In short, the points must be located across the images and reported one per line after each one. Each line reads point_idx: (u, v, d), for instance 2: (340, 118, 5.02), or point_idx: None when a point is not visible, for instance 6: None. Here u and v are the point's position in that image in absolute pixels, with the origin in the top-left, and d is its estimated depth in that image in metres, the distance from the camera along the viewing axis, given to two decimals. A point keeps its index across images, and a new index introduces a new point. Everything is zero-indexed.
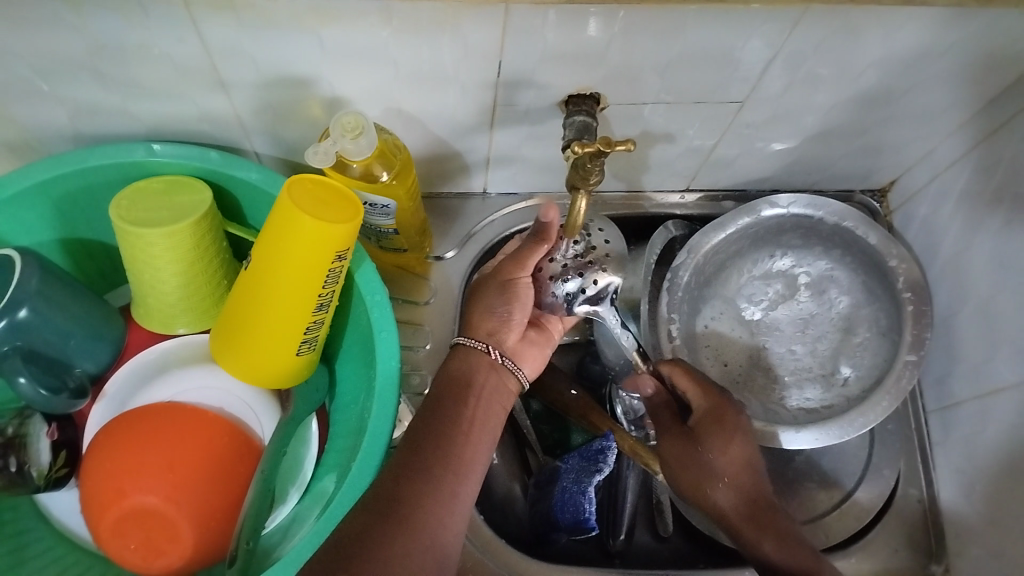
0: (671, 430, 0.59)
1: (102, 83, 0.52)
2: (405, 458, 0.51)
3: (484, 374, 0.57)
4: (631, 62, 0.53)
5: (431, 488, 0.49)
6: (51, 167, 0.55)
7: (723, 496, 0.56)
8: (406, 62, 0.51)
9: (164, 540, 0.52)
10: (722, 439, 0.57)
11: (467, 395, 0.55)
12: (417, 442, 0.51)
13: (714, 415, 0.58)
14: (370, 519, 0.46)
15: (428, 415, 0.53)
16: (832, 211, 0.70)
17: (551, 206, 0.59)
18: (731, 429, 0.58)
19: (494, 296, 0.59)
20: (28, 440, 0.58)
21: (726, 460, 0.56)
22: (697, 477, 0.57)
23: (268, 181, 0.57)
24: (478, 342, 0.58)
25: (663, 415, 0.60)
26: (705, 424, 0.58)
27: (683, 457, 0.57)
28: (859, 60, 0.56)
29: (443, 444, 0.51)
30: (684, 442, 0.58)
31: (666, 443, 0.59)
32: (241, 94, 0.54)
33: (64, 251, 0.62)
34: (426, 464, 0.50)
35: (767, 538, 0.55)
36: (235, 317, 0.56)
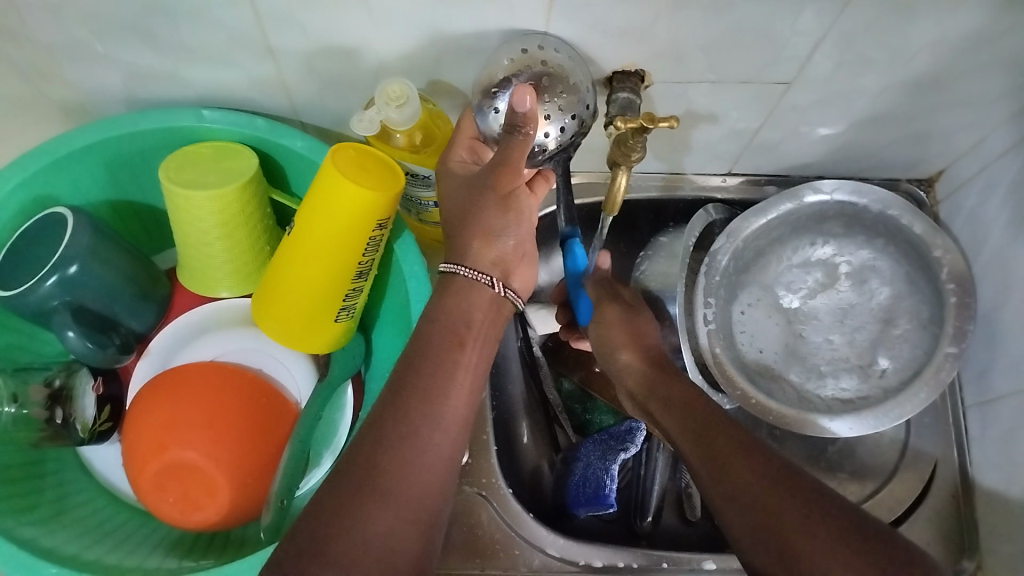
0: (609, 302, 0.65)
1: (154, 46, 0.53)
2: (385, 415, 0.47)
3: (484, 311, 0.52)
4: (677, 40, 0.53)
5: (414, 457, 0.45)
6: (105, 128, 0.56)
7: (632, 355, 0.62)
8: (452, 33, 0.52)
9: (201, 495, 0.54)
10: (644, 319, 0.65)
11: (460, 337, 0.50)
12: (403, 397, 0.47)
13: (636, 303, 0.66)
14: (345, 497, 0.43)
15: (420, 363, 0.49)
16: (877, 199, 0.68)
17: (526, 91, 0.47)
18: (643, 315, 0.65)
19: (494, 216, 0.52)
20: (75, 394, 0.60)
21: (650, 338, 0.63)
22: (622, 335, 0.63)
23: (312, 150, 0.58)
24: (478, 272, 0.52)
25: (600, 287, 0.66)
26: (634, 305, 0.66)
27: (618, 320, 0.64)
28: (911, 43, 0.55)
29: (430, 399, 0.47)
30: (619, 320, 0.64)
31: (602, 309, 0.64)
32: (289, 62, 0.55)
33: (115, 213, 0.64)
34: (413, 426, 0.46)
35: (676, 386, 0.57)
36: (275, 276, 0.56)
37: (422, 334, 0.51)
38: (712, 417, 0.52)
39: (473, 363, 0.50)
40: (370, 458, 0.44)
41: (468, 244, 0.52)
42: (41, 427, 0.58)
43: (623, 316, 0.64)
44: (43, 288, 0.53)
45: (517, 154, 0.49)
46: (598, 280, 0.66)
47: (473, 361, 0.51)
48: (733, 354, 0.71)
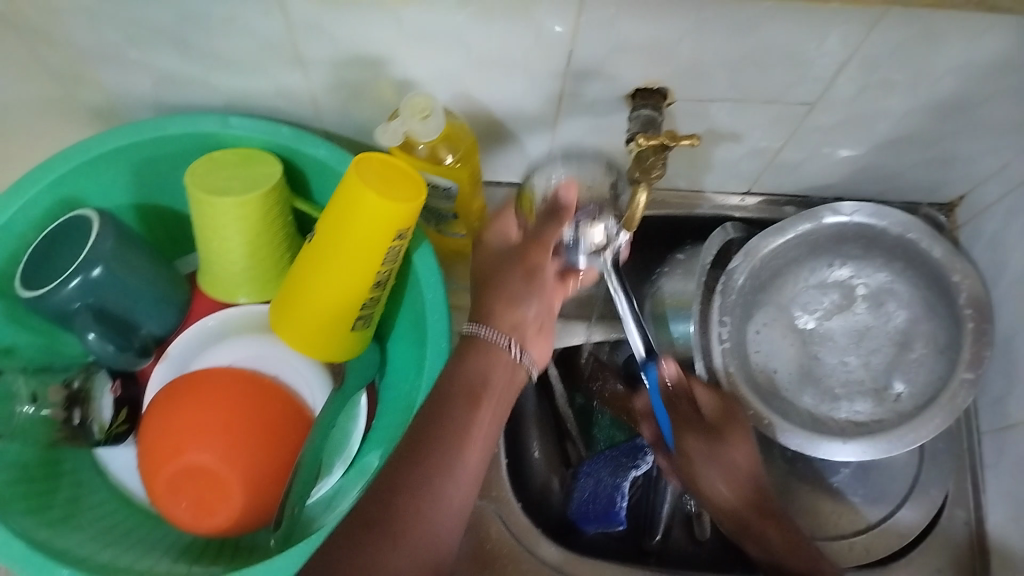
0: (689, 429, 0.58)
1: (186, 52, 0.54)
2: (403, 461, 0.47)
3: (500, 373, 0.52)
4: (703, 59, 0.53)
5: (427, 499, 0.46)
6: (132, 132, 0.57)
7: (729, 491, 0.59)
8: (479, 48, 0.52)
9: (215, 499, 0.54)
10: (732, 442, 0.59)
11: (474, 395, 0.50)
12: (420, 445, 0.48)
13: (728, 418, 0.60)
14: (360, 530, 0.44)
15: (436, 415, 0.49)
16: (897, 221, 0.68)
17: (572, 184, 0.55)
18: (737, 431, 0.60)
19: (517, 286, 0.55)
20: (93, 396, 0.61)
21: (743, 463, 0.59)
22: (713, 473, 0.58)
23: (335, 158, 0.58)
24: (498, 334, 0.53)
25: (678, 409, 0.59)
26: (719, 431, 0.59)
27: (701, 455, 0.58)
28: (937, 67, 0.55)
29: (445, 455, 0.47)
30: (699, 445, 0.58)
31: (684, 439, 0.58)
32: (317, 72, 0.55)
33: (139, 216, 0.64)
34: (428, 471, 0.46)
35: (772, 528, 0.58)
36: (295, 284, 0.57)
37: (441, 390, 0.51)
38: (812, 556, 0.56)
39: (487, 420, 0.50)
40: (387, 497, 0.45)
41: (493, 307, 0.54)
42: (59, 427, 0.58)
43: (706, 450, 0.58)
44: (67, 290, 0.54)
45: (549, 237, 0.55)
46: (674, 398, 0.58)
47: (487, 419, 0.50)
48: (747, 373, 0.71)
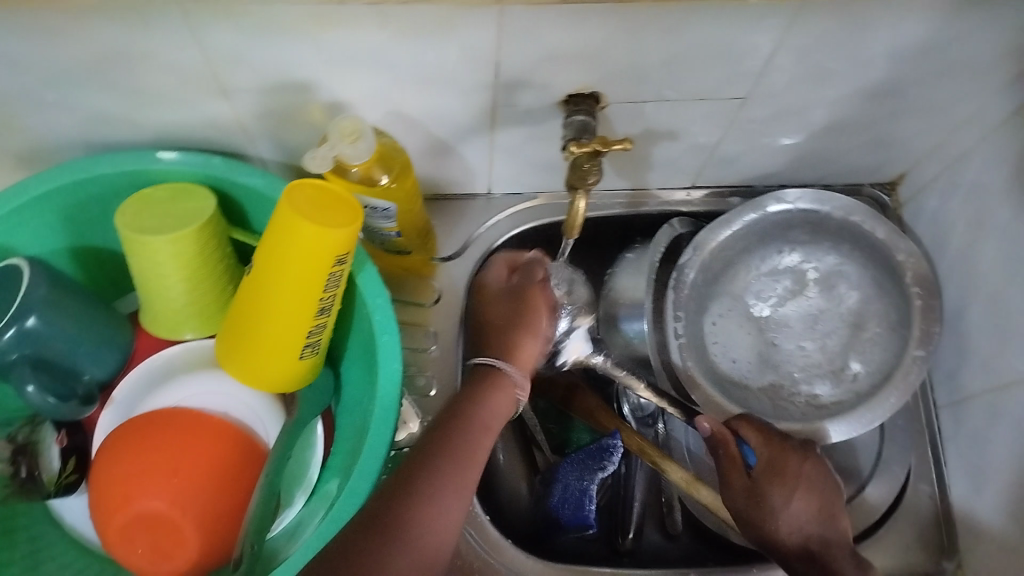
0: (739, 482, 0.60)
1: (107, 91, 0.52)
2: (415, 470, 0.52)
3: (503, 406, 0.58)
4: (632, 61, 0.53)
5: (436, 508, 0.50)
6: (59, 175, 0.55)
7: (792, 542, 0.58)
8: (405, 66, 0.52)
9: (171, 543, 0.53)
10: (786, 489, 0.59)
11: (489, 425, 0.56)
12: (433, 458, 0.52)
13: (778, 457, 0.60)
14: (369, 529, 0.48)
15: (449, 433, 0.54)
16: (838, 205, 0.69)
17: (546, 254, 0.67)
18: (793, 475, 0.60)
19: (525, 317, 0.64)
20: (40, 446, 0.59)
21: (801, 509, 0.59)
22: (773, 523, 0.58)
23: (271, 186, 0.57)
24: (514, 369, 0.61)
25: (728, 459, 0.61)
26: (765, 479, 0.60)
27: (754, 506, 0.59)
28: (866, 52, 0.55)
29: (455, 470, 0.52)
30: (746, 492, 0.60)
31: (733, 491, 0.61)
32: (243, 101, 0.54)
33: (75, 260, 0.63)
34: (439, 483, 0.51)
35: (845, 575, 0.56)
36: (239, 319, 0.56)
37: (452, 410, 0.57)
38: None
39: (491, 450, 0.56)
40: (400, 501, 0.50)
41: (503, 343, 0.63)
42: (6, 483, 0.57)
43: (753, 500, 0.59)
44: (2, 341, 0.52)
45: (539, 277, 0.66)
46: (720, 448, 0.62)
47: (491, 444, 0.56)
48: (705, 366, 0.71)
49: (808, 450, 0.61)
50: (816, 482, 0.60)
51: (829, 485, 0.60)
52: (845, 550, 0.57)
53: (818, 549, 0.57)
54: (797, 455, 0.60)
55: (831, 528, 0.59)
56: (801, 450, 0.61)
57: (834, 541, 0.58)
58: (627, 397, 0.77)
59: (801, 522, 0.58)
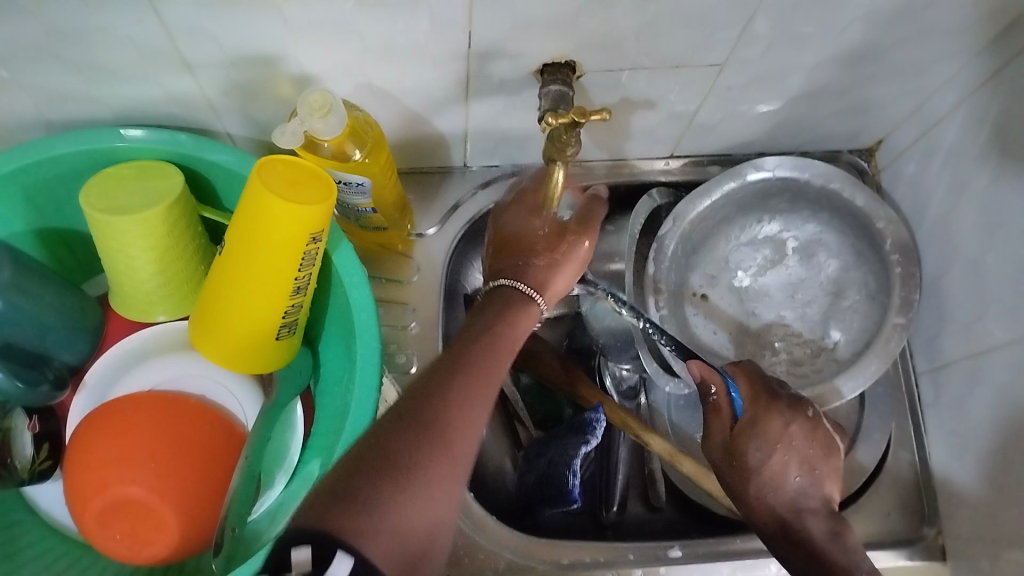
0: (719, 433, 0.59)
1: (65, 68, 0.51)
2: (447, 377, 0.49)
3: (525, 321, 0.56)
4: (608, 28, 0.52)
5: (467, 414, 0.47)
6: (18, 155, 0.54)
7: (761, 506, 0.56)
8: (374, 37, 0.50)
9: (149, 529, 0.52)
10: (756, 451, 0.57)
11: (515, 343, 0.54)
12: (464, 368, 0.50)
13: (759, 414, 0.58)
14: (409, 431, 0.45)
15: (478, 343, 0.52)
16: (817, 173, 0.69)
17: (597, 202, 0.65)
18: (772, 435, 0.57)
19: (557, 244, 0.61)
20: (13, 433, 0.57)
21: (774, 473, 0.56)
22: (744, 483, 0.57)
23: (241, 163, 0.56)
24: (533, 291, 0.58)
25: (713, 408, 0.60)
26: (743, 436, 0.58)
27: (727, 462, 0.58)
28: (843, 17, 0.54)
29: (491, 381, 0.50)
30: (724, 447, 0.59)
31: (715, 444, 0.60)
32: (208, 75, 0.53)
33: (40, 242, 0.61)
34: (470, 393, 0.48)
35: (806, 540, 0.54)
36: (212, 301, 0.54)
37: (479, 324, 0.54)
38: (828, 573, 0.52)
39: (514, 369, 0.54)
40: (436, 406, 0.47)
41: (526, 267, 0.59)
42: None
43: (727, 454, 0.58)
44: None
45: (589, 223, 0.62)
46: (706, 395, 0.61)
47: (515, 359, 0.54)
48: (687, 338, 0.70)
49: (800, 410, 0.58)
50: (800, 442, 0.57)
51: (816, 448, 0.58)
52: (818, 513, 0.56)
53: (788, 513, 0.56)
54: (781, 417, 0.57)
55: (811, 490, 0.57)
56: (790, 408, 0.58)
57: (808, 504, 0.56)
58: (610, 370, 0.77)
59: (778, 481, 0.56)
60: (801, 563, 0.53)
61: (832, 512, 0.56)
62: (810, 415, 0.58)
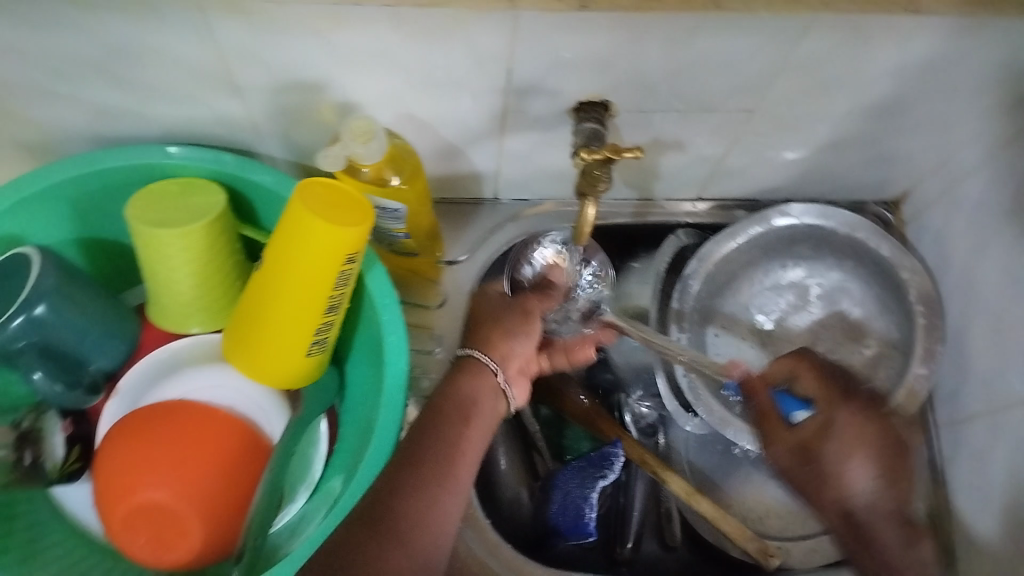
0: (780, 428, 0.58)
1: (121, 85, 0.53)
2: (399, 473, 0.49)
3: (488, 398, 0.56)
4: (641, 71, 0.54)
5: (424, 505, 0.48)
6: (69, 167, 0.56)
7: (836, 508, 0.55)
8: (418, 68, 0.52)
9: (173, 533, 0.53)
10: (832, 445, 0.55)
11: (468, 416, 0.54)
12: (416, 459, 0.50)
13: (832, 414, 0.56)
14: (361, 532, 0.46)
15: (429, 428, 0.52)
16: (843, 221, 0.70)
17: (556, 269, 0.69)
18: (844, 434, 0.55)
19: (515, 319, 0.60)
20: (44, 433, 0.60)
21: (853, 473, 0.54)
22: (820, 484, 0.55)
23: (281, 183, 0.58)
24: (488, 359, 0.57)
25: (765, 400, 0.60)
26: (817, 439, 0.56)
27: (794, 459, 0.57)
28: (871, 69, 0.56)
29: (451, 470, 0.50)
30: (795, 448, 0.57)
31: (778, 442, 0.58)
32: (256, 99, 0.55)
33: (83, 251, 0.63)
34: (424, 485, 0.49)
35: (886, 540, 0.53)
36: (249, 316, 0.56)
37: (435, 405, 0.54)
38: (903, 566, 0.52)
39: (478, 441, 0.53)
40: (388, 502, 0.48)
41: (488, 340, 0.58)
42: (9, 469, 0.57)
43: (795, 449, 0.57)
44: (9, 328, 0.53)
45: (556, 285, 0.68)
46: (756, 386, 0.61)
47: (477, 436, 0.54)
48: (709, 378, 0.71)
49: (872, 409, 0.56)
50: (880, 441, 0.55)
51: (894, 446, 0.55)
52: (894, 518, 0.53)
53: (863, 516, 0.54)
54: (851, 409, 0.56)
55: (889, 494, 0.54)
56: (864, 407, 0.56)
57: (887, 505, 0.54)
58: (630, 407, 0.76)
59: (853, 486, 0.54)
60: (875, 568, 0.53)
61: (907, 522, 0.53)
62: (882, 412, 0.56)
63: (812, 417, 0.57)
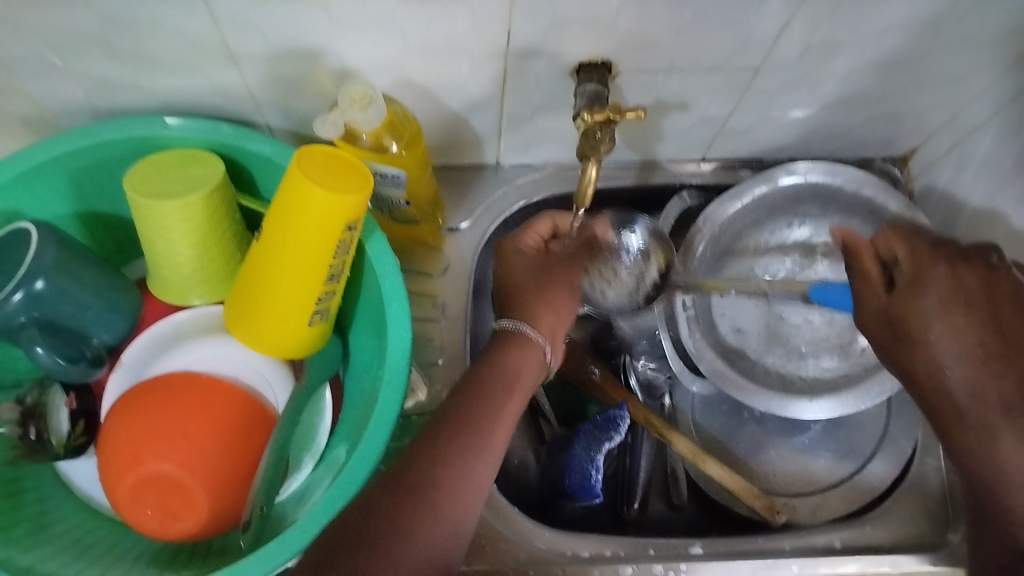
0: (870, 291, 0.56)
1: (112, 56, 0.52)
2: (438, 438, 0.50)
3: (530, 368, 0.57)
4: (645, 29, 0.52)
5: (462, 472, 0.49)
6: (65, 141, 0.55)
7: (951, 379, 0.51)
8: (415, 33, 0.51)
9: (179, 504, 0.53)
10: (921, 303, 0.53)
11: (512, 389, 0.55)
12: (456, 426, 0.51)
13: (922, 270, 0.54)
14: (398, 492, 0.47)
15: (471, 398, 0.53)
16: (850, 178, 0.69)
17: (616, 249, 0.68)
18: (934, 294, 0.53)
19: (561, 294, 0.62)
20: (49, 409, 0.59)
21: (950, 336, 0.51)
22: (921, 352, 0.52)
23: (280, 153, 0.57)
24: (536, 333, 0.59)
25: (864, 273, 0.57)
26: (908, 302, 0.53)
27: (888, 330, 0.54)
28: (880, 23, 0.54)
29: (490, 439, 0.52)
30: (882, 316, 0.55)
31: (888, 308, 0.54)
32: (251, 67, 0.54)
33: (81, 226, 0.62)
34: (463, 452, 0.50)
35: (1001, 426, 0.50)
36: (249, 288, 0.56)
37: (476, 376, 0.55)
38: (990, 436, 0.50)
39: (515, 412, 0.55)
40: (427, 466, 0.49)
41: (535, 309, 0.60)
42: (15, 444, 0.58)
43: (885, 318, 0.54)
44: (10, 304, 0.52)
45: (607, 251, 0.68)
46: (851, 256, 0.57)
47: (515, 410, 0.55)
48: (713, 339, 0.71)
49: (977, 270, 0.53)
50: (975, 301, 0.52)
51: (999, 302, 0.52)
52: (1004, 407, 0.50)
53: (958, 389, 0.51)
54: (943, 270, 0.53)
55: (989, 363, 0.50)
56: (958, 259, 0.54)
57: (996, 380, 0.50)
58: (634, 370, 0.76)
59: (943, 355, 0.51)
60: (973, 457, 0.51)
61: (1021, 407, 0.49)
62: (989, 265, 0.53)
63: (902, 276, 0.55)
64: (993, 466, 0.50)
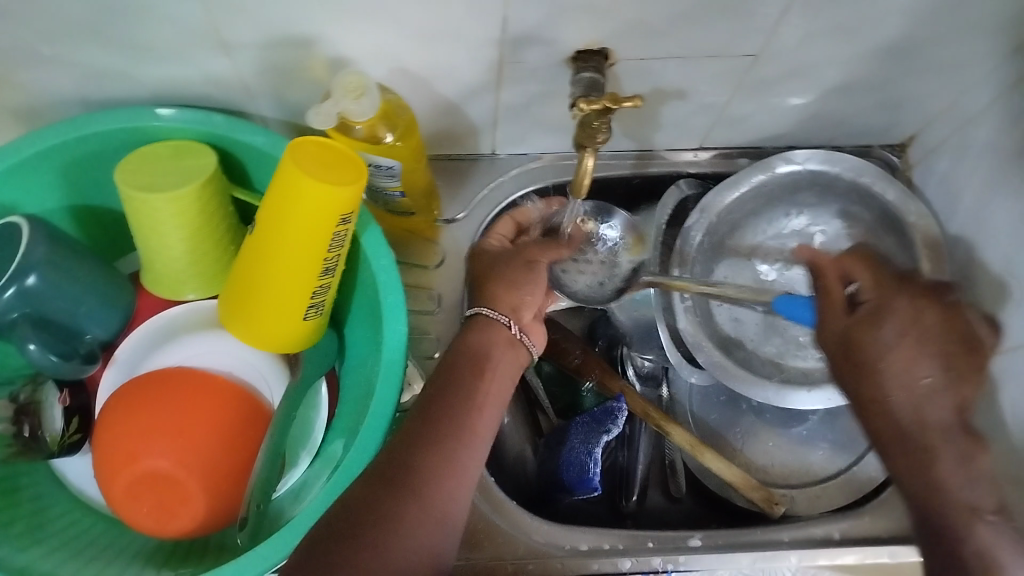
0: (831, 315, 0.55)
1: (102, 45, 0.51)
2: (418, 429, 0.51)
3: (504, 350, 0.57)
4: (642, 16, 0.52)
5: (440, 461, 0.49)
6: (54, 132, 0.54)
7: (901, 402, 0.51)
8: (408, 19, 0.50)
9: (176, 501, 0.53)
10: (875, 335, 0.53)
11: (484, 369, 0.55)
12: (431, 416, 0.51)
13: (886, 299, 0.54)
14: (381, 485, 0.47)
15: (444, 387, 0.53)
16: (848, 167, 0.68)
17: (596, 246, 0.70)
18: (892, 321, 0.53)
19: (519, 273, 0.60)
20: (43, 406, 0.59)
21: (904, 366, 0.52)
22: (874, 381, 0.52)
23: (273, 144, 0.56)
24: (498, 314, 0.57)
25: (829, 301, 0.56)
26: (866, 326, 0.53)
27: (844, 359, 0.54)
28: (880, 8, 0.54)
29: (467, 429, 0.51)
30: (840, 338, 0.54)
31: (847, 335, 0.54)
32: (243, 56, 0.53)
33: (74, 219, 0.62)
34: (440, 441, 0.50)
35: (940, 444, 0.50)
36: (243, 282, 0.55)
37: (449, 362, 0.55)
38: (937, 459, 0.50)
39: (493, 393, 0.54)
40: (406, 456, 0.49)
41: (494, 292, 0.58)
42: (9, 441, 0.57)
43: (841, 346, 0.54)
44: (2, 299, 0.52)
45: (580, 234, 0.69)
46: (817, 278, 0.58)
47: (493, 390, 0.55)
48: (710, 330, 0.71)
49: (935, 296, 0.54)
50: (930, 331, 0.52)
51: (957, 340, 0.52)
52: (944, 431, 0.50)
53: (912, 414, 0.51)
54: (905, 298, 0.53)
55: (944, 382, 0.51)
56: (923, 294, 0.54)
57: (936, 406, 0.51)
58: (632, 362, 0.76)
59: (897, 381, 0.51)
60: (914, 484, 0.51)
61: (967, 434, 0.50)
62: (948, 302, 0.53)
63: (864, 303, 0.55)
64: (933, 486, 0.50)
